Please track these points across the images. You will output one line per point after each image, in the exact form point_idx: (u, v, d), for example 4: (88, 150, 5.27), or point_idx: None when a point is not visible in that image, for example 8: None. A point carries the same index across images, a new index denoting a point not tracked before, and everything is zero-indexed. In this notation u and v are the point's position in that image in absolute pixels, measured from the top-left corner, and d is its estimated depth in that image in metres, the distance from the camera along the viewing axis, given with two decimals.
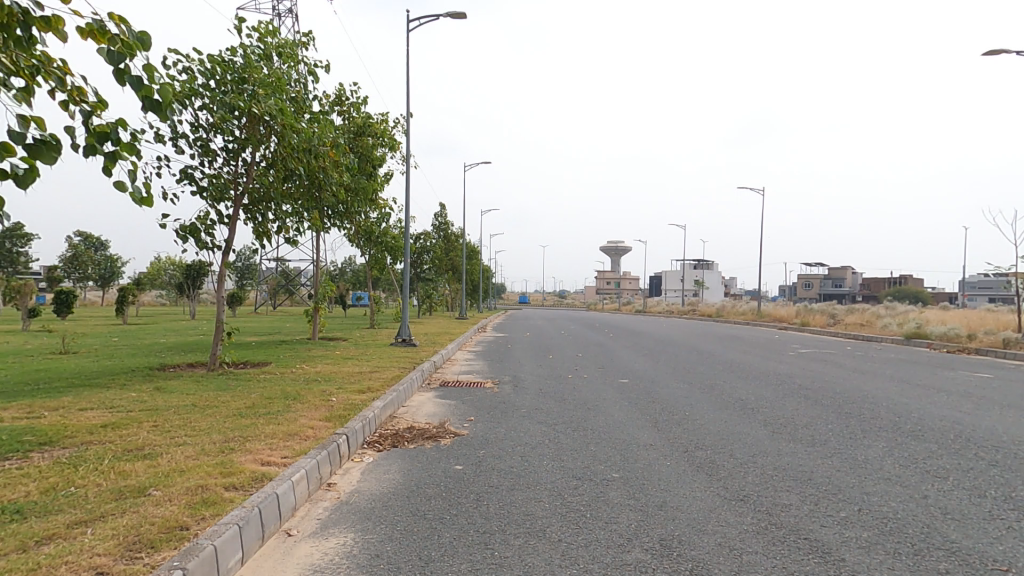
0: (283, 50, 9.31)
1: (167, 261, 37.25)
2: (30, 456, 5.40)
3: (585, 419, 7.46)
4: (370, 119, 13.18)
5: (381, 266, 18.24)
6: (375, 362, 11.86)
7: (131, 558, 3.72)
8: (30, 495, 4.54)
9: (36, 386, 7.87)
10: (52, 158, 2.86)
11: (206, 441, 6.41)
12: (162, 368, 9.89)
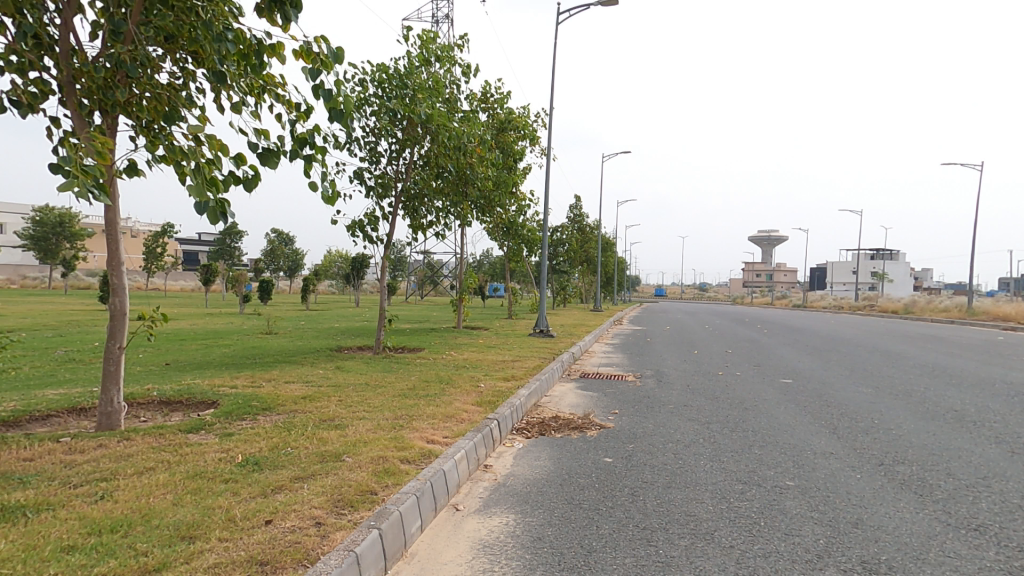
0: (441, 54, 9.99)
1: (335, 255, 42.39)
2: (258, 418, 6.54)
3: (744, 420, 6.99)
4: (512, 113, 13.65)
5: (518, 258, 18.84)
6: (517, 352, 12.32)
7: (338, 514, 4.30)
8: (261, 450, 5.49)
9: (252, 360, 9.50)
10: (272, 163, 3.96)
11: (380, 417, 7.20)
12: (338, 350, 11.29)
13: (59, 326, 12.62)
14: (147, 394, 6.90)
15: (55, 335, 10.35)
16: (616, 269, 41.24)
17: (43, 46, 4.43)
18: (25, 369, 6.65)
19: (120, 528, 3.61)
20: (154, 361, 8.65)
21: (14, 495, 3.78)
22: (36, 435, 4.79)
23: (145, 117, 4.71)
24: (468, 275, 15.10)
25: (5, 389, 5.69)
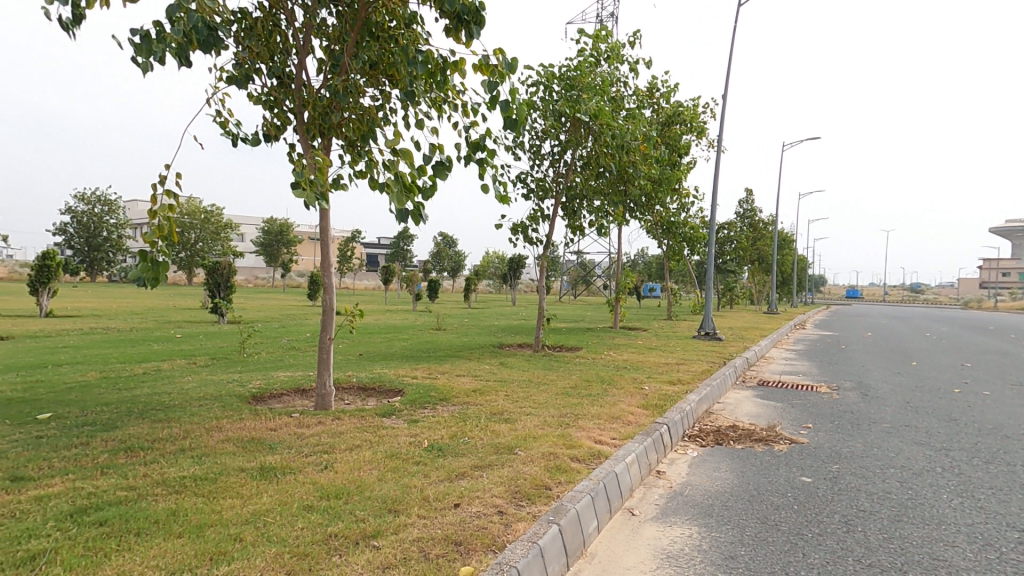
0: (612, 53, 9.89)
1: (493, 257, 44.88)
2: (438, 407, 7.04)
3: (1010, 452, 5.67)
4: (680, 106, 13.02)
5: (678, 257, 17.94)
6: (680, 355, 11.63)
7: (518, 505, 4.14)
8: (443, 438, 5.85)
9: (428, 353, 10.40)
10: (445, 173, 4.24)
11: (546, 413, 7.27)
12: (502, 347, 11.81)
13: (282, 319, 15.29)
14: (349, 380, 7.90)
15: (281, 326, 12.53)
16: (794, 269, 37.11)
17: (283, 84, 5.18)
18: (265, 354, 8.09)
19: (343, 495, 3.72)
20: (352, 351, 9.92)
21: (266, 458, 4.19)
22: (275, 409, 5.59)
23: (353, 137, 5.17)
24: (624, 274, 14.76)
25: (252, 369, 6.95)
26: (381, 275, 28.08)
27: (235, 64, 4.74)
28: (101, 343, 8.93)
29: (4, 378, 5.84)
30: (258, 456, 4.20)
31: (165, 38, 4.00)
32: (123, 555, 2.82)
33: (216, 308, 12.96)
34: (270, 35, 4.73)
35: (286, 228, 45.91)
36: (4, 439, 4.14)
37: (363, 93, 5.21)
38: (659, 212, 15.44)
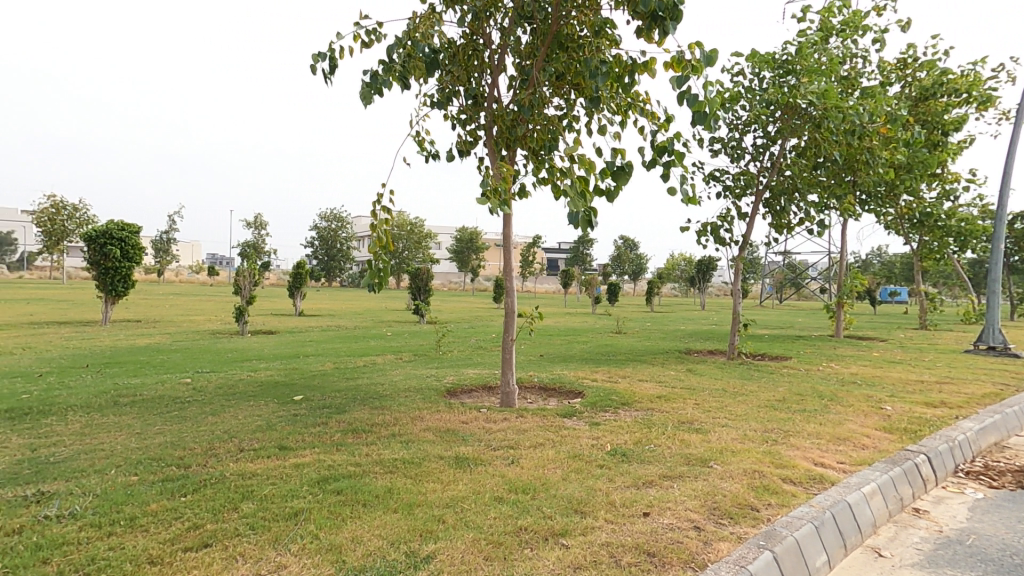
0: (847, 26, 8.73)
1: (681, 259, 42.89)
2: (619, 412, 6.84)
3: None
4: (945, 74, 10.96)
5: (937, 256, 14.79)
6: (941, 373, 9.44)
7: (719, 523, 3.71)
8: (626, 442, 5.54)
9: (609, 356, 10.33)
10: (627, 177, 4.13)
11: (747, 427, 6.38)
12: (688, 352, 11.12)
13: (471, 320, 16.75)
14: (530, 380, 8.24)
15: (471, 327, 13.69)
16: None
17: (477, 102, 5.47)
18: (458, 352, 8.88)
19: (530, 491, 3.81)
20: (534, 352, 10.31)
21: (461, 448, 4.51)
22: (467, 403, 6.07)
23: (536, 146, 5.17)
24: (853, 277, 12.73)
25: (447, 365, 7.65)
26: (560, 279, 28.87)
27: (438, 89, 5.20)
28: (335, 338, 10.79)
29: (270, 364, 7.40)
30: (454, 446, 4.55)
31: (387, 72, 4.59)
32: (354, 522, 3.30)
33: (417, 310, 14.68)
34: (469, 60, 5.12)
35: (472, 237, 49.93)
36: (272, 414, 5.19)
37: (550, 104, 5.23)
38: (913, 204, 13.04)
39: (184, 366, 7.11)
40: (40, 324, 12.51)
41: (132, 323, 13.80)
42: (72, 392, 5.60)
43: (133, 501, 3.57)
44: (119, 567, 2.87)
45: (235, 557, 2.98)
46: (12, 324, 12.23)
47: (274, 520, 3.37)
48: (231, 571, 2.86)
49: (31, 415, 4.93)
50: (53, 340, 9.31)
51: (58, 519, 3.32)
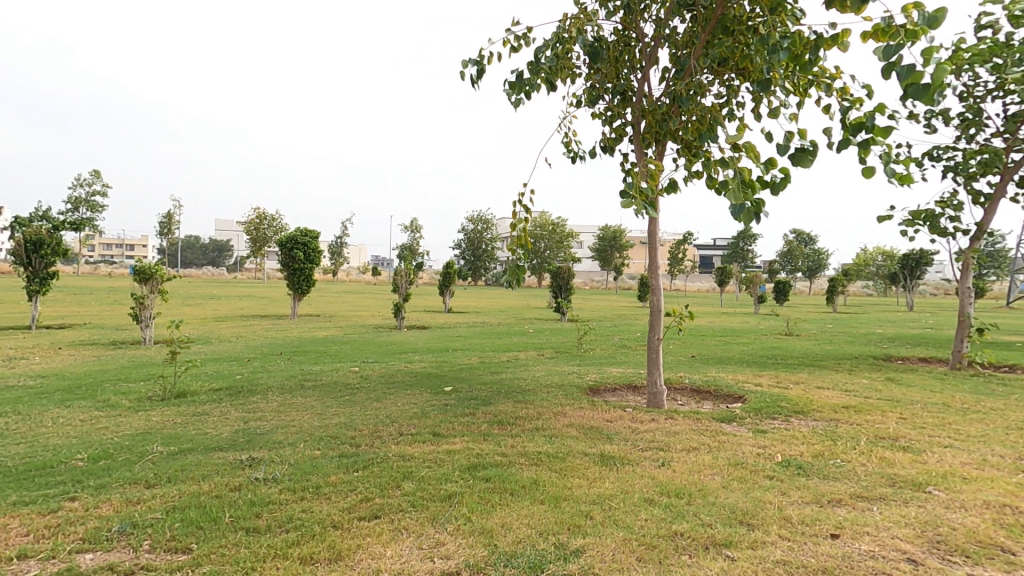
0: None
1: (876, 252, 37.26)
2: (791, 420, 5.72)
3: None
4: None
5: None
6: None
7: (946, 560, 2.87)
8: (803, 455, 4.50)
9: (778, 360, 9.29)
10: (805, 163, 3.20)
11: (984, 451, 4.73)
12: (887, 361, 9.56)
13: (616, 319, 16.46)
14: (680, 381, 7.62)
15: (615, 326, 13.48)
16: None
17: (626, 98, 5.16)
18: (599, 351, 8.83)
19: (685, 496, 3.56)
20: (684, 353, 9.76)
21: (606, 446, 4.44)
22: (610, 402, 5.89)
23: (690, 139, 4.60)
24: None
25: (589, 363, 7.64)
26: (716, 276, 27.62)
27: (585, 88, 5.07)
28: (481, 334, 11.41)
29: (423, 357, 8.03)
30: (599, 444, 4.49)
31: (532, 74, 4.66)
32: (504, 509, 3.42)
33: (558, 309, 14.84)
34: (619, 56, 4.95)
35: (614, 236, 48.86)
36: (425, 402, 5.63)
37: (709, 93, 4.66)
38: None
39: (354, 356, 8.07)
40: (250, 317, 15.15)
41: (315, 316, 16.04)
42: (271, 375, 6.67)
43: (317, 472, 4.11)
44: (309, 527, 3.32)
45: (400, 530, 3.28)
46: (230, 316, 14.99)
47: (431, 500, 3.64)
48: (398, 542, 3.14)
49: (243, 392, 5.97)
50: (258, 331, 11.20)
51: (264, 482, 3.95)
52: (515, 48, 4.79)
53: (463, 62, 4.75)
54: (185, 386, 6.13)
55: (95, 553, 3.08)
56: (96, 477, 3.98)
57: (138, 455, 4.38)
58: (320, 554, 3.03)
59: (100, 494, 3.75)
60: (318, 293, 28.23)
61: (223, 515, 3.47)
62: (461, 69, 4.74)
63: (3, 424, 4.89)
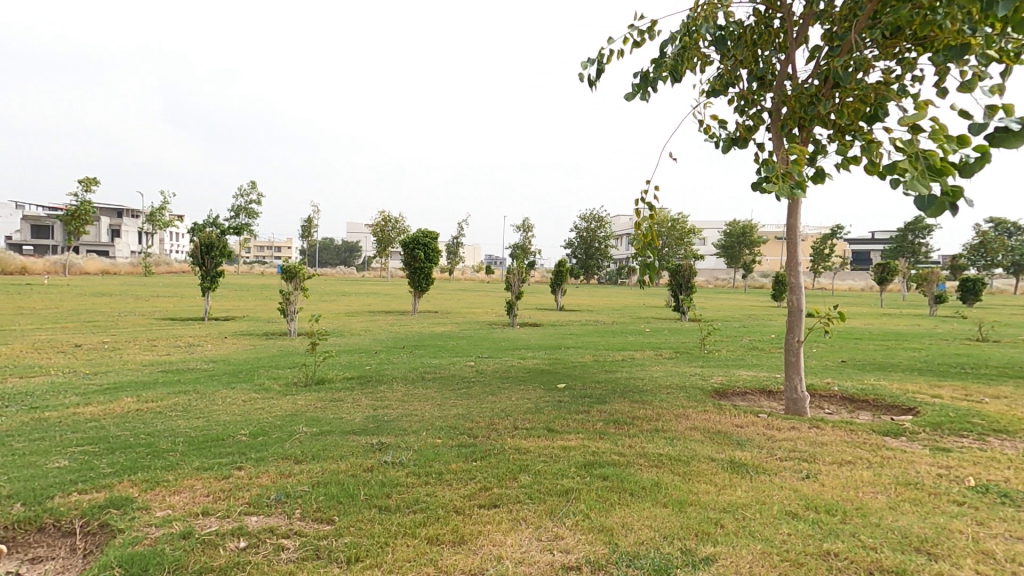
0: None
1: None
2: (989, 440, 4.52)
3: None
4: None
5: None
6: None
7: None
8: (1009, 481, 3.63)
9: (962, 369, 7.87)
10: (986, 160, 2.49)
11: None
12: None
13: (744, 320, 15.29)
14: (829, 388, 6.29)
15: (740, 327, 12.62)
16: None
17: (765, 82, 4.74)
18: (722, 353, 8.36)
19: (837, 512, 3.18)
20: (831, 358, 8.76)
21: (735, 452, 4.16)
22: (741, 406, 5.46)
23: (845, 124, 4.02)
24: None
25: (714, 365, 7.24)
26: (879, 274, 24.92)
27: (717, 76, 4.78)
28: (594, 332, 11.33)
29: (537, 353, 8.14)
30: (727, 449, 4.23)
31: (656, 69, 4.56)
32: (623, 509, 3.36)
33: (679, 307, 14.46)
34: (759, 40, 4.52)
35: (750, 228, 46.31)
36: (539, 398, 5.71)
37: (873, 73, 3.99)
38: None
39: (470, 351, 8.43)
40: (377, 312, 16.47)
41: (433, 313, 17.00)
42: (396, 366, 7.18)
43: (439, 459, 4.33)
44: (434, 510, 3.51)
45: (519, 520, 3.35)
46: (360, 312, 16.42)
47: (548, 493, 3.67)
48: (518, 532, 3.21)
49: (373, 381, 6.49)
50: (385, 325, 12.13)
51: (393, 465, 4.25)
52: (639, 44, 4.70)
53: (583, 63, 4.78)
54: (325, 374, 6.82)
55: (258, 516, 3.52)
56: (256, 451, 4.55)
57: (288, 434, 4.93)
58: (445, 536, 3.19)
59: (260, 465, 4.28)
60: (437, 290, 29.94)
61: (358, 493, 3.78)
62: (582, 70, 4.79)
63: (187, 400, 5.79)
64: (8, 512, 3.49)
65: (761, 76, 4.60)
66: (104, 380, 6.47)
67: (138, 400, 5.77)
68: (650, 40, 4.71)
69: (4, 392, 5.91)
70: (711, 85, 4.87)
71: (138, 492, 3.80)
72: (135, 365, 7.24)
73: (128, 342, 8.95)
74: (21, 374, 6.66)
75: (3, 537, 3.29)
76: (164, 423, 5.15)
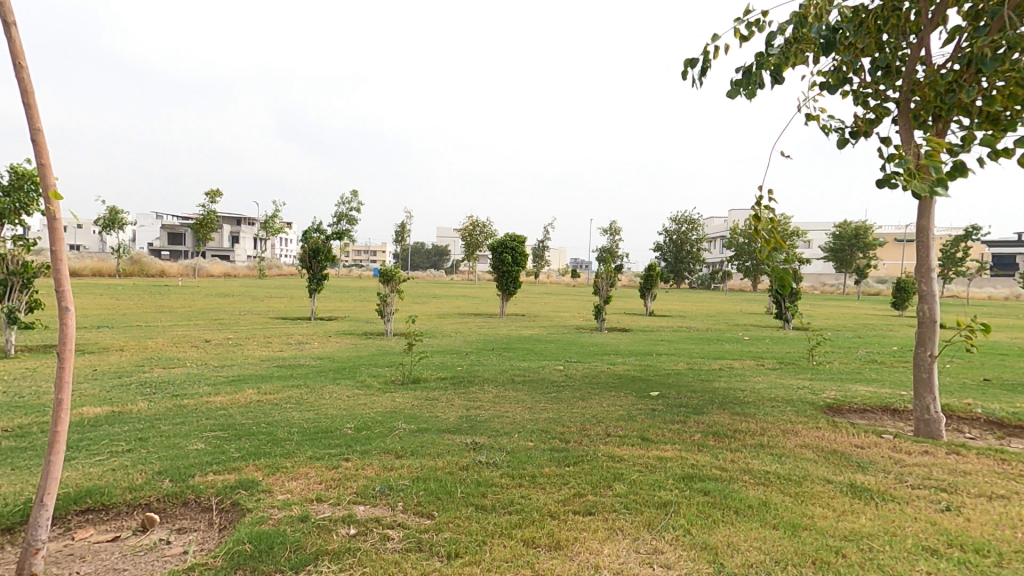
0: None
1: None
2: None
3: None
4: None
5: None
6: None
7: None
8: None
9: None
10: None
11: None
12: None
13: (858, 330, 13.99)
14: (971, 410, 5.64)
15: (854, 338, 11.60)
16: None
17: (890, 71, 4.37)
18: (833, 366, 7.75)
19: (989, 554, 2.85)
20: (969, 375, 7.80)
21: (855, 476, 3.86)
22: (859, 425, 5.05)
23: (995, 111, 3.61)
24: None
25: (825, 379, 6.77)
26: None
27: (833, 67, 4.46)
28: (687, 340, 10.96)
29: (627, 360, 8.03)
30: (846, 472, 3.93)
31: (763, 65, 4.37)
32: (729, 528, 3.21)
33: (782, 315, 13.57)
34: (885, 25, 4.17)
35: (867, 228, 42.37)
36: (632, 406, 5.63)
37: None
38: None
39: (558, 355, 8.47)
40: (465, 314, 16.96)
41: (519, 316, 17.21)
42: (486, 369, 7.38)
43: (532, 462, 4.35)
44: (529, 513, 3.51)
45: (615, 530, 3.27)
46: (450, 314, 16.99)
47: (645, 505, 3.57)
48: (615, 542, 3.15)
49: (464, 383, 6.71)
50: (474, 328, 12.47)
51: (487, 465, 4.33)
52: (745, 38, 4.50)
53: (685, 63, 4.65)
54: (420, 374, 7.15)
55: (364, 506, 3.71)
56: (361, 444, 4.85)
57: (388, 430, 5.20)
58: (541, 540, 3.19)
59: (365, 458, 4.55)
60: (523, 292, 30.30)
61: (455, 490, 3.88)
62: (683, 70, 4.67)
63: (299, 394, 6.31)
64: (159, 486, 3.96)
65: (886, 64, 4.23)
66: (230, 373, 7.22)
67: (258, 392, 6.36)
68: (757, 34, 4.50)
69: (152, 380, 6.77)
70: (826, 78, 4.55)
71: (262, 476, 4.17)
72: (254, 359, 8.02)
73: (248, 338, 9.92)
74: (165, 364, 7.59)
75: (155, 507, 3.75)
76: (280, 414, 5.64)
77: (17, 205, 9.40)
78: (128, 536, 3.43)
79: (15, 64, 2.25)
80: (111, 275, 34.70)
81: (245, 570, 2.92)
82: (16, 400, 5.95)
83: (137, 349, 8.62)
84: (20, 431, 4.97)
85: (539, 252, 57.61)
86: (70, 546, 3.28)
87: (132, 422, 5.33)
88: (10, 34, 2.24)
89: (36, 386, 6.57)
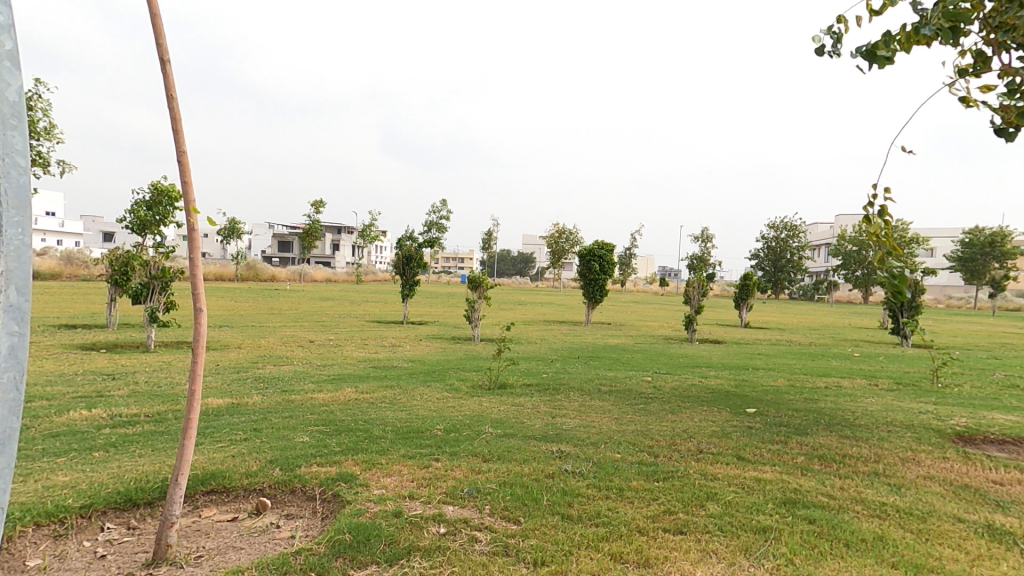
0: None
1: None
2: None
3: None
4: None
5: None
6: None
7: None
8: None
9: None
10: None
11: None
12: None
13: (995, 350, 12.33)
14: None
15: (992, 360, 10.21)
16: None
17: None
18: (964, 390, 6.87)
19: None
20: None
21: (994, 516, 3.42)
22: (998, 458, 4.48)
23: None
24: None
25: (954, 405, 6.04)
26: None
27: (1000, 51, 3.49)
28: (787, 354, 10.29)
29: (721, 373, 7.66)
30: (981, 510, 3.49)
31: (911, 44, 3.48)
32: (839, 561, 2.98)
33: (900, 331, 12.23)
34: None
35: (1004, 236, 37.07)
36: (726, 423, 5.37)
37: None
38: None
39: (646, 366, 8.25)
40: (551, 322, 16.99)
41: (606, 325, 16.88)
42: (572, 377, 7.34)
43: (619, 475, 4.26)
44: (617, 526, 3.45)
45: (709, 552, 3.14)
46: (534, 321, 17.08)
47: (743, 528, 3.39)
48: (708, 565, 3.01)
49: (550, 390, 6.73)
50: (559, 335, 12.44)
51: (573, 475, 4.30)
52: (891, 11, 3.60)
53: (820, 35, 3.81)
54: (506, 380, 7.28)
55: (453, 506, 3.83)
56: (450, 445, 5.01)
57: (476, 433, 5.34)
58: (630, 556, 3.12)
59: (453, 459, 4.71)
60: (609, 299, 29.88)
61: (542, 498, 3.90)
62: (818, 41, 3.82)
63: (392, 394, 6.64)
64: (270, 474, 4.35)
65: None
66: (331, 372, 7.74)
67: (356, 391, 6.78)
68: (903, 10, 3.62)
69: (265, 376, 7.44)
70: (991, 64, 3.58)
71: (359, 470, 4.45)
72: (353, 360, 8.57)
73: (347, 340, 10.61)
74: (276, 362, 8.32)
75: (268, 493, 4.12)
76: (375, 413, 5.97)
77: (157, 217, 10.74)
78: (245, 517, 3.79)
79: (167, 96, 2.59)
80: (231, 279, 38.80)
81: (344, 558, 3.11)
82: (156, 389, 6.79)
83: (253, 347, 9.53)
84: (158, 417, 5.66)
85: (625, 259, 56.31)
86: (198, 523, 3.68)
87: (248, 414, 5.89)
88: (165, 71, 2.58)
89: (171, 378, 7.45)
